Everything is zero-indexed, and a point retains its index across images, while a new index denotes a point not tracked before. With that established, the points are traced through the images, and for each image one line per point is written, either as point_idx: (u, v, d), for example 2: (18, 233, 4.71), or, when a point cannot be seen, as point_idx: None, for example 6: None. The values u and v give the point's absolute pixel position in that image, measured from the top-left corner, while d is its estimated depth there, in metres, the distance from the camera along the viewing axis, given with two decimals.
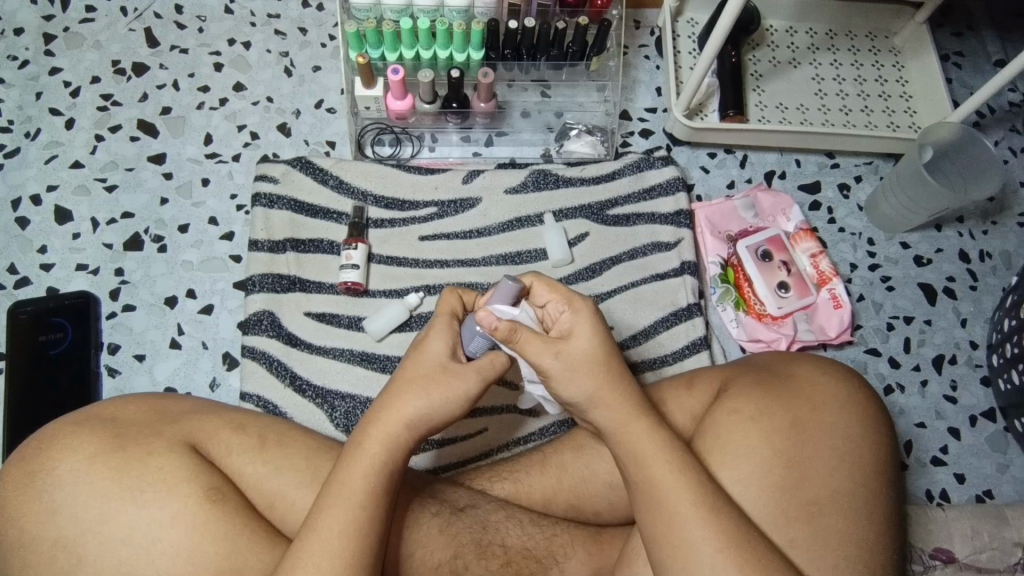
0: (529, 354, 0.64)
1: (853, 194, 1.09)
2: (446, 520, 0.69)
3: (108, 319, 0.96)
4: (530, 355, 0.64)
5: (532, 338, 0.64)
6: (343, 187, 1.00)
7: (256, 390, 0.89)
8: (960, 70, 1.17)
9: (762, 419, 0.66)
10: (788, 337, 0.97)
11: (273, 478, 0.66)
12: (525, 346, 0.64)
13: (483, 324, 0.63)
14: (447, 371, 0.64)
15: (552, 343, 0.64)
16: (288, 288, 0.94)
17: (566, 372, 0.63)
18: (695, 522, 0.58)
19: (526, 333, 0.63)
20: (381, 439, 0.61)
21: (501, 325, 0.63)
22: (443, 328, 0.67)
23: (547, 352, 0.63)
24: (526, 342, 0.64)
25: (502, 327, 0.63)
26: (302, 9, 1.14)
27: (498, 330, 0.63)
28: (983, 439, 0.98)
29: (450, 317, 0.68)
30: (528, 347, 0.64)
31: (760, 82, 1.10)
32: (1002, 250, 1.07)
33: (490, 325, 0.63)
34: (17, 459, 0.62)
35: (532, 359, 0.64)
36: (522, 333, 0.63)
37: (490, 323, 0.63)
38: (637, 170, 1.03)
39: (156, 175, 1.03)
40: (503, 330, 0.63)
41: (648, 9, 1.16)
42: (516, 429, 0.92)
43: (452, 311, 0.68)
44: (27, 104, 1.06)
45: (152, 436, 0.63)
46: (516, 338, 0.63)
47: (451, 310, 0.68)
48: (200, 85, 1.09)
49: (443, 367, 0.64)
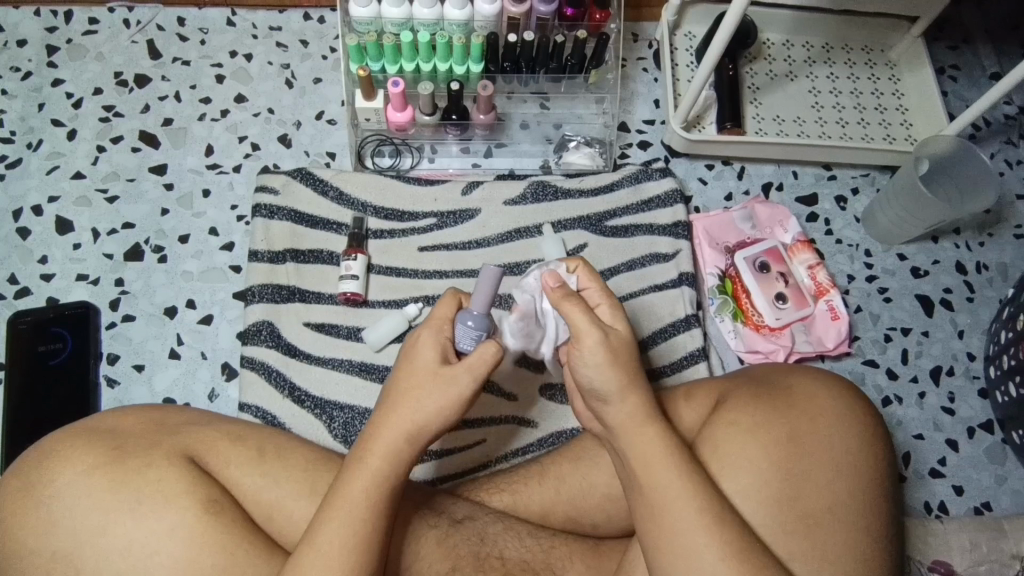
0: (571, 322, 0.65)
1: (850, 206, 1.10)
2: (444, 532, 0.69)
3: (107, 329, 0.97)
4: (574, 322, 0.64)
5: (581, 306, 0.65)
6: (343, 198, 1.01)
7: (255, 401, 0.90)
8: (955, 83, 1.18)
9: (763, 429, 0.67)
10: (786, 348, 0.97)
11: (271, 489, 0.66)
12: (571, 312, 0.65)
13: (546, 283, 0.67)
14: (440, 375, 0.63)
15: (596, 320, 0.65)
16: (287, 298, 0.95)
17: (605, 352, 0.63)
18: (698, 531, 0.58)
19: (580, 301, 0.66)
20: (381, 452, 0.61)
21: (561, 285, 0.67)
22: (431, 327, 0.66)
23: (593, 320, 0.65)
24: (573, 307, 0.65)
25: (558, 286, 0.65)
26: (304, 22, 1.15)
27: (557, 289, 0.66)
28: (981, 451, 0.98)
29: (437, 316, 0.67)
30: (574, 316, 0.65)
31: (758, 95, 1.11)
32: (999, 262, 1.08)
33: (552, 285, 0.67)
34: (17, 471, 0.62)
35: (576, 328, 0.64)
36: (572, 301, 0.65)
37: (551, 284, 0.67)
38: (636, 181, 1.04)
39: (157, 186, 1.04)
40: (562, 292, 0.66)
41: (646, 23, 1.18)
42: (515, 439, 0.92)
43: (443, 317, 0.67)
44: (29, 115, 1.07)
45: (152, 447, 0.63)
46: (567, 303, 0.65)
47: (449, 314, 0.67)
48: (202, 97, 1.09)
49: (437, 372, 0.63)
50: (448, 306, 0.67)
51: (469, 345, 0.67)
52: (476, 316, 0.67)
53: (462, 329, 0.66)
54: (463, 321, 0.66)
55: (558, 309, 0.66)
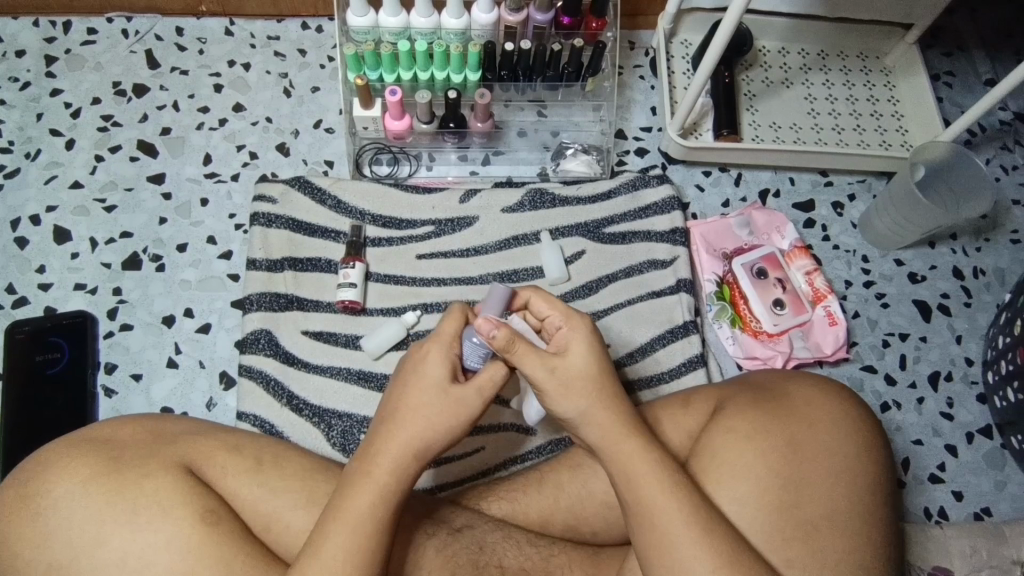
0: (524, 366, 0.64)
1: (847, 212, 1.10)
2: (443, 541, 0.69)
3: (105, 338, 0.96)
4: (525, 367, 0.64)
5: (529, 352, 0.63)
6: (340, 207, 1.01)
7: (253, 409, 0.89)
8: (950, 90, 1.19)
9: (758, 437, 0.66)
10: (784, 354, 0.97)
11: (269, 499, 0.66)
12: (520, 359, 0.64)
13: (482, 333, 0.62)
14: (449, 394, 0.63)
15: (547, 358, 0.64)
16: (286, 306, 0.95)
17: (577, 382, 0.63)
18: (688, 542, 0.58)
19: (524, 346, 0.63)
20: (389, 466, 0.61)
21: (501, 333, 0.62)
22: (440, 344, 0.65)
23: (542, 365, 0.64)
24: (522, 354, 0.63)
25: (501, 335, 0.62)
26: (302, 31, 1.15)
27: (497, 339, 0.62)
28: (980, 456, 0.98)
29: (443, 333, 0.66)
30: (525, 362, 0.64)
31: (754, 102, 1.11)
32: (996, 267, 1.08)
33: (490, 335, 0.62)
34: (13, 482, 0.62)
35: (529, 372, 0.64)
36: (520, 347, 0.63)
37: (489, 333, 0.62)
38: (633, 188, 1.04)
39: (155, 195, 1.04)
40: (503, 339, 0.62)
41: (643, 31, 1.18)
42: (514, 447, 0.92)
43: (450, 334, 0.66)
44: (28, 125, 1.07)
45: (149, 458, 0.63)
46: (515, 348, 0.63)
47: (454, 332, 0.66)
48: (200, 106, 1.10)
49: (442, 392, 0.63)
50: (454, 322, 0.66)
51: (475, 363, 0.68)
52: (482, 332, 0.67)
53: (469, 345, 0.67)
54: (469, 339, 0.67)
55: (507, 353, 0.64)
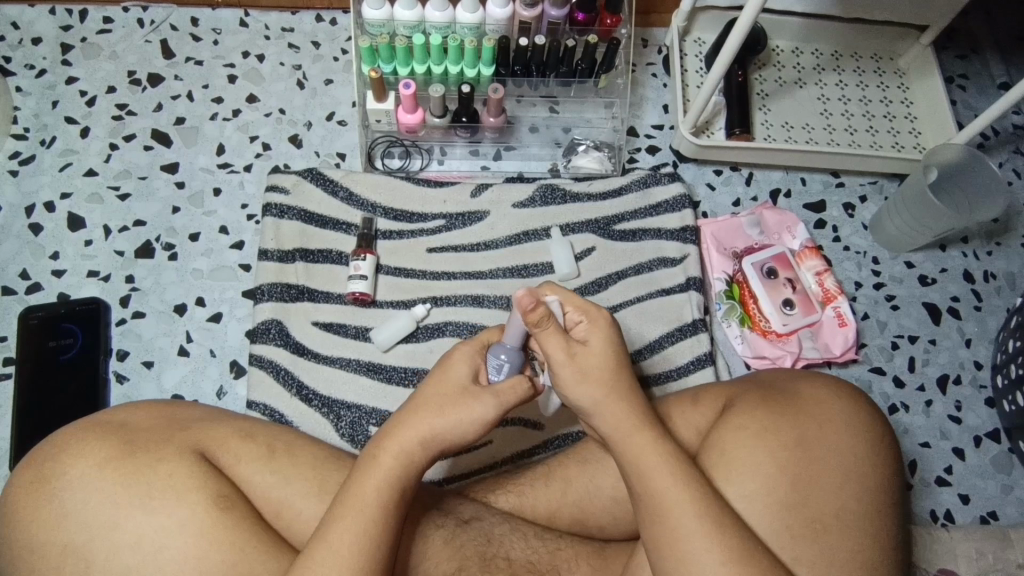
0: (547, 348, 0.65)
1: (858, 214, 1.10)
2: (451, 531, 0.69)
3: (118, 326, 0.97)
4: (548, 351, 0.64)
5: (554, 335, 0.64)
6: (353, 199, 1.01)
7: (263, 398, 0.90)
8: (964, 92, 1.18)
9: (769, 435, 0.66)
10: (793, 354, 0.97)
11: (281, 487, 0.66)
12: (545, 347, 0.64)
13: (520, 306, 0.62)
14: (467, 393, 0.64)
15: (570, 346, 0.65)
16: (297, 297, 0.95)
17: (597, 378, 0.64)
18: (700, 536, 0.58)
19: (552, 327, 0.64)
20: (394, 452, 0.61)
21: (539, 309, 0.62)
22: (472, 347, 0.68)
23: (565, 351, 0.64)
24: (548, 337, 0.64)
25: (535, 313, 0.63)
26: (316, 24, 1.15)
27: (534, 312, 0.62)
28: (987, 460, 0.97)
29: (483, 339, 0.69)
30: (549, 344, 0.64)
31: (767, 101, 1.11)
32: (1006, 272, 1.08)
33: (529, 308, 0.62)
34: (29, 464, 0.63)
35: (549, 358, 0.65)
36: (547, 327, 0.64)
37: (528, 306, 0.62)
38: (645, 185, 1.04)
39: (169, 184, 1.05)
40: (537, 316, 0.63)
41: (656, 28, 1.18)
42: (524, 442, 0.92)
43: (485, 341, 0.69)
44: (43, 112, 1.08)
45: (163, 443, 0.64)
46: (544, 328, 0.64)
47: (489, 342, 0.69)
48: (214, 97, 1.10)
49: (462, 390, 0.64)
50: (494, 335, 0.69)
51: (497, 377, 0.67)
52: (511, 350, 0.67)
53: (493, 359, 0.67)
54: (497, 353, 0.67)
55: (535, 328, 0.64)
